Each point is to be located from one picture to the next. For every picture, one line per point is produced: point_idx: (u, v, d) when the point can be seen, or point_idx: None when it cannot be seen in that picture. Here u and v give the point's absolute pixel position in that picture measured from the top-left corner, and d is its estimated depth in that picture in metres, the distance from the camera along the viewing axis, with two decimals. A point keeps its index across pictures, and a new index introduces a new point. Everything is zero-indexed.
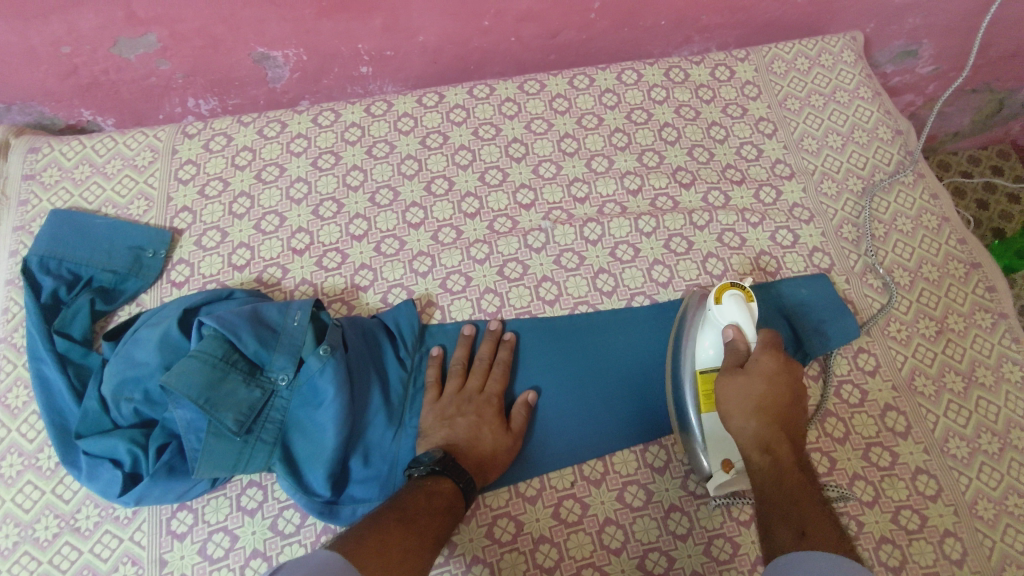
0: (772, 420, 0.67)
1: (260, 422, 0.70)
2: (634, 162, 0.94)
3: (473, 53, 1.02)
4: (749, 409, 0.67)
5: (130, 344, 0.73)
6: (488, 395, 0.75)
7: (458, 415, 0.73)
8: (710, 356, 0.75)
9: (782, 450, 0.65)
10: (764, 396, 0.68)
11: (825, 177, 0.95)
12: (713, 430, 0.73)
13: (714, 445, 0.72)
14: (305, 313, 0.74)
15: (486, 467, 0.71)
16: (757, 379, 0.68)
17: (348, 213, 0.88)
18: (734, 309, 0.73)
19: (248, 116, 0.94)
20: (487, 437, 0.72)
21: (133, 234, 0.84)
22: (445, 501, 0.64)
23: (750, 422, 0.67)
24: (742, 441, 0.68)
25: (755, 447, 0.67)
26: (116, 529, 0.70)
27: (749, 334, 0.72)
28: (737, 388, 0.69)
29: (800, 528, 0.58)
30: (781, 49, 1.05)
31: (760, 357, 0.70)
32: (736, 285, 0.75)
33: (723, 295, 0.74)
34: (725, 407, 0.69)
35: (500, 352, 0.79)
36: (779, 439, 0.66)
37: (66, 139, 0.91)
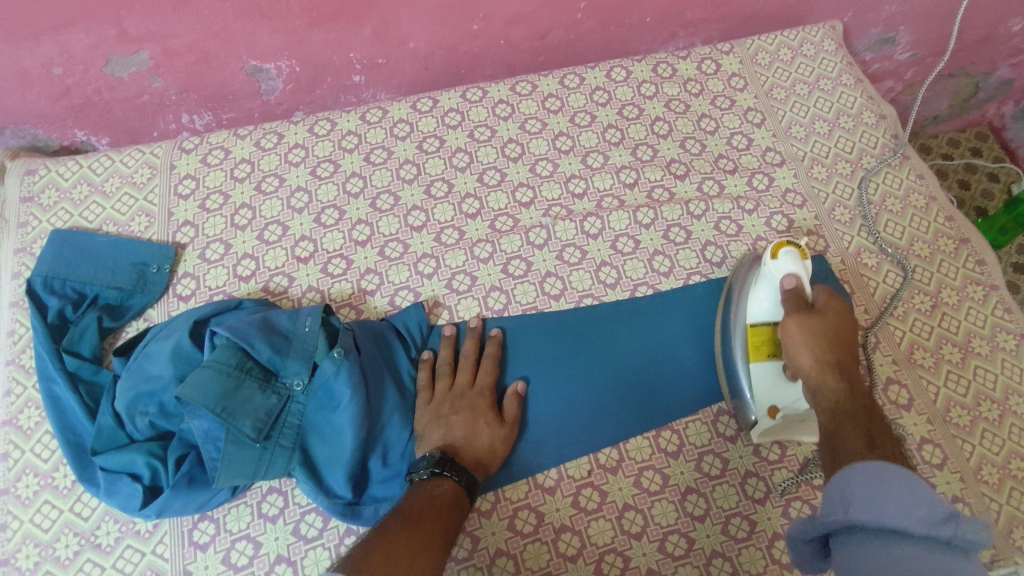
0: (843, 356, 0.72)
1: (278, 428, 0.70)
2: (628, 157, 0.96)
3: (464, 57, 1.04)
4: (820, 340, 0.73)
5: (142, 358, 0.73)
6: (480, 390, 0.76)
7: (453, 413, 0.74)
8: (762, 308, 0.79)
9: (853, 375, 0.70)
10: (833, 334, 0.74)
11: (815, 162, 0.97)
12: (760, 376, 0.77)
13: (761, 392, 0.76)
14: (315, 318, 0.74)
15: (485, 462, 0.72)
16: (828, 320, 0.75)
17: (351, 219, 0.89)
18: (789, 262, 0.78)
19: (244, 129, 0.95)
20: (484, 432, 0.73)
21: (137, 250, 0.84)
22: (448, 501, 0.65)
23: (823, 351, 0.72)
24: (812, 368, 0.71)
25: (828, 371, 0.70)
26: (138, 543, 0.71)
27: (806, 285, 0.77)
28: (811, 324, 0.74)
29: (870, 428, 0.62)
30: (763, 41, 1.07)
31: (828, 304, 0.76)
32: (791, 243, 0.79)
33: (780, 250, 0.78)
34: (793, 343, 0.73)
35: (489, 347, 0.80)
36: (846, 367, 0.71)
37: (63, 160, 0.91)
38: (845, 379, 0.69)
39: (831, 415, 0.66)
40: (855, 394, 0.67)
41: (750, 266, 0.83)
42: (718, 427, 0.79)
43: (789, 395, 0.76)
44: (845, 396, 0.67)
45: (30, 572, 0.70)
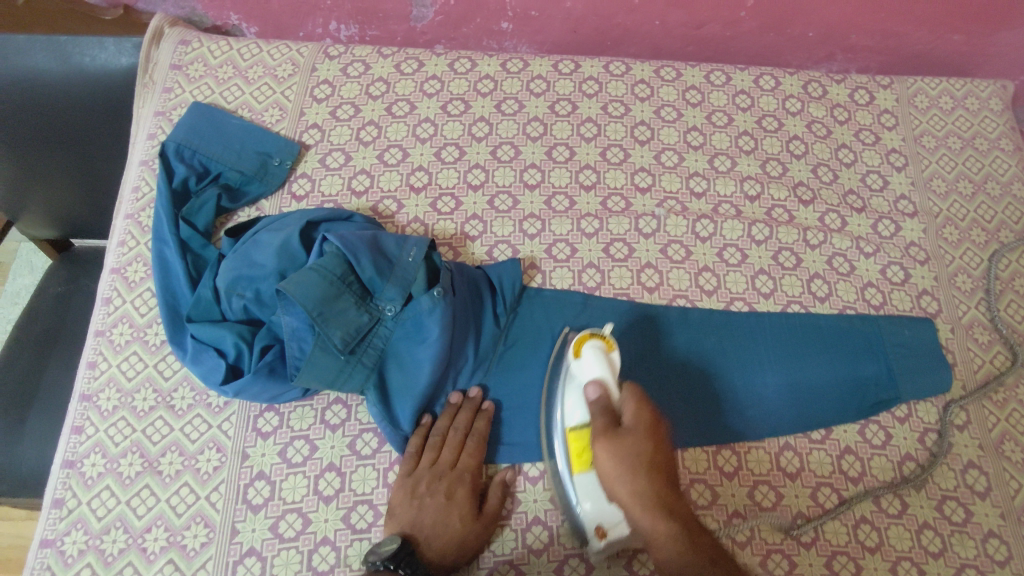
0: (665, 479, 0.60)
1: (363, 345, 0.72)
2: (757, 169, 0.93)
3: (615, 29, 1.02)
4: (637, 471, 0.60)
5: (250, 245, 0.76)
6: (460, 474, 0.71)
7: (427, 497, 0.69)
8: (577, 416, 0.69)
9: (681, 511, 0.59)
10: (649, 456, 0.61)
11: (948, 222, 0.92)
12: (586, 490, 0.67)
13: (592, 510, 0.67)
14: (420, 251, 0.75)
15: (452, 556, 0.67)
16: (637, 437, 0.62)
17: (469, 161, 0.89)
18: (594, 362, 0.69)
19: (388, 49, 0.95)
20: (455, 524, 0.68)
21: (264, 141, 0.86)
22: None
23: (644, 485, 0.59)
24: (637, 511, 0.59)
25: (658, 512, 0.58)
26: (207, 415, 0.75)
27: (613, 392, 0.68)
28: (624, 450, 0.61)
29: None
30: (926, 83, 1.01)
31: (637, 414, 0.64)
32: (596, 335, 0.71)
33: (583, 347, 0.70)
34: (609, 472, 0.61)
35: (477, 422, 0.74)
36: (671, 500, 0.59)
37: (215, 38, 0.94)
38: (677, 519, 0.58)
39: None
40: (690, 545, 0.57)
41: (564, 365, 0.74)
42: (780, 460, 0.77)
43: (614, 514, 0.66)
44: (685, 553, 0.56)
45: (109, 412, 0.75)
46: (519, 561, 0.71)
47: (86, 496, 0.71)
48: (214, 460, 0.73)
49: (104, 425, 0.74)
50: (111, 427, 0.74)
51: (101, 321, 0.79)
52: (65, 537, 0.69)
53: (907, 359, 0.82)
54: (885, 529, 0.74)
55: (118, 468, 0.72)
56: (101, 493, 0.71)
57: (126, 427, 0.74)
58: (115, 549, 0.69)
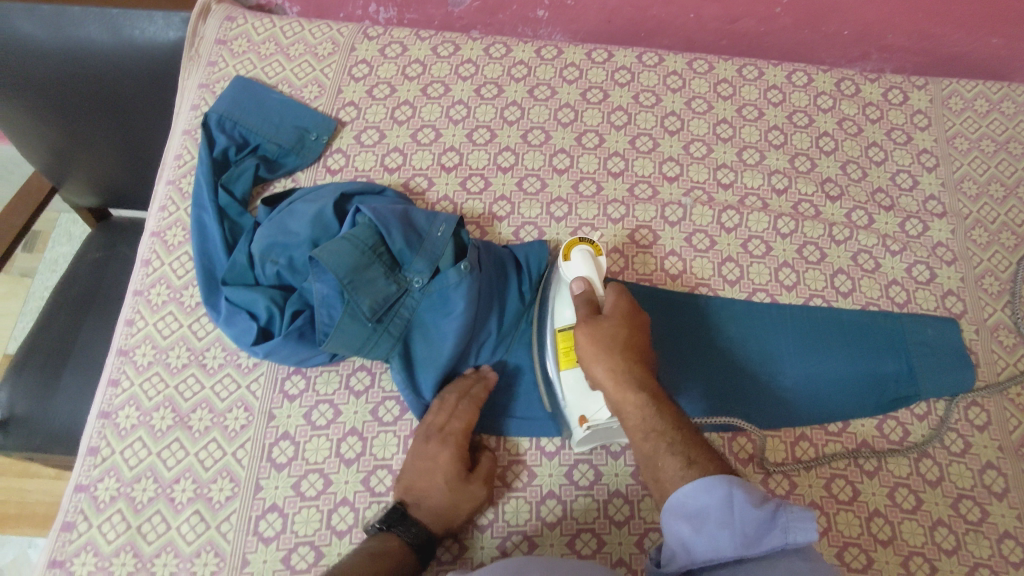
0: (636, 363, 0.66)
1: (390, 315, 0.74)
2: (785, 163, 0.93)
3: (649, 21, 1.03)
4: (611, 350, 0.66)
5: (285, 214, 0.78)
6: (447, 436, 0.72)
7: (419, 459, 0.71)
8: (565, 315, 0.72)
9: (652, 388, 0.65)
10: (624, 340, 0.67)
11: (978, 224, 0.91)
12: (569, 385, 0.71)
13: (574, 401, 0.71)
14: (449, 227, 0.77)
15: (443, 517, 0.69)
16: (615, 321, 0.68)
17: (500, 144, 0.91)
18: (580, 262, 0.72)
19: (426, 32, 0.98)
20: (441, 485, 0.69)
21: (303, 115, 0.89)
22: (387, 560, 0.64)
23: (617, 363, 0.65)
24: (612, 385, 0.65)
25: (628, 386, 0.64)
26: (237, 375, 0.77)
27: (597, 288, 0.71)
28: (601, 332, 0.66)
29: (686, 458, 0.60)
30: (962, 85, 1.00)
31: (615, 303, 0.69)
32: (584, 240, 0.74)
33: (572, 249, 0.73)
34: (588, 353, 0.66)
35: (474, 387, 0.75)
36: (642, 379, 0.65)
37: (260, 16, 0.97)
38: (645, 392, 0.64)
39: (642, 438, 0.62)
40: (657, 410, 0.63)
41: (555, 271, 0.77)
42: (796, 450, 0.78)
43: (595, 403, 0.70)
44: (653, 421, 0.62)
45: (144, 367, 0.78)
46: (531, 533, 0.72)
47: (120, 446, 0.74)
48: (242, 418, 0.75)
49: (139, 380, 0.77)
50: (146, 381, 0.77)
51: (140, 281, 0.82)
52: (98, 484, 0.72)
53: (930, 357, 0.82)
54: (898, 523, 0.74)
55: (150, 421, 0.75)
56: (133, 444, 0.74)
57: (159, 383, 0.77)
58: (145, 498, 0.72)
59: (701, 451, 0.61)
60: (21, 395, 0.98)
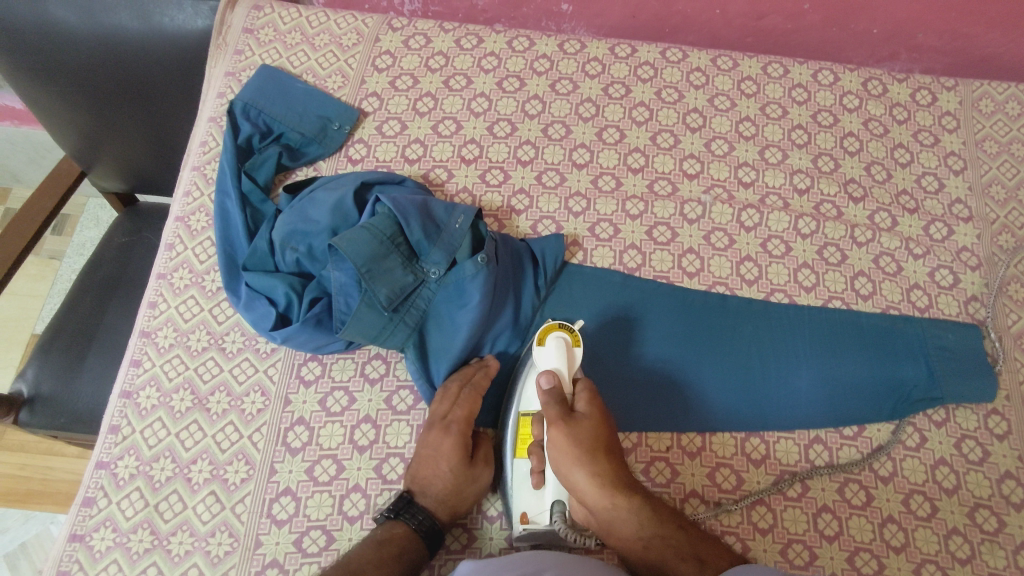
0: (617, 463, 0.66)
1: (407, 305, 0.74)
2: (808, 163, 0.92)
3: (674, 16, 1.02)
4: (590, 457, 0.65)
5: (306, 202, 0.79)
6: (450, 424, 0.72)
7: (424, 449, 0.71)
8: (532, 401, 0.72)
9: (635, 490, 0.66)
10: (599, 440, 0.66)
11: (1005, 229, 0.89)
12: (518, 478, 0.71)
13: (521, 496, 0.70)
14: (467, 219, 0.77)
15: (451, 504, 0.69)
16: (593, 424, 0.67)
17: (520, 137, 0.91)
18: (555, 353, 0.71)
19: (450, 24, 0.98)
20: (445, 472, 0.70)
21: (326, 105, 0.89)
22: (396, 548, 0.65)
23: (601, 468, 0.65)
24: (597, 494, 0.65)
25: (616, 493, 0.65)
26: (255, 359, 0.79)
27: (567, 384, 0.70)
28: (579, 436, 0.65)
29: (697, 557, 0.64)
30: (993, 87, 0.98)
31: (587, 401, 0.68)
32: (560, 328, 0.72)
33: (547, 337, 0.72)
34: (567, 457, 0.65)
35: (476, 374, 0.74)
36: (624, 480, 0.66)
37: (287, 6, 0.98)
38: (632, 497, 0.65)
39: (644, 544, 0.65)
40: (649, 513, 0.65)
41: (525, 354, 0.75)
42: (809, 453, 0.77)
43: (539, 503, 0.69)
44: (647, 527, 0.65)
45: (165, 349, 0.79)
46: None
47: (140, 425, 0.76)
48: (258, 402, 0.76)
49: (160, 361, 0.79)
50: (167, 363, 0.79)
51: (164, 264, 0.84)
52: (119, 462, 0.74)
53: (952, 363, 0.81)
54: (912, 531, 0.73)
55: (170, 402, 0.77)
56: (153, 424, 0.76)
57: (180, 365, 0.78)
58: (163, 477, 0.73)
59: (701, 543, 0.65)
60: (46, 375, 1.00)
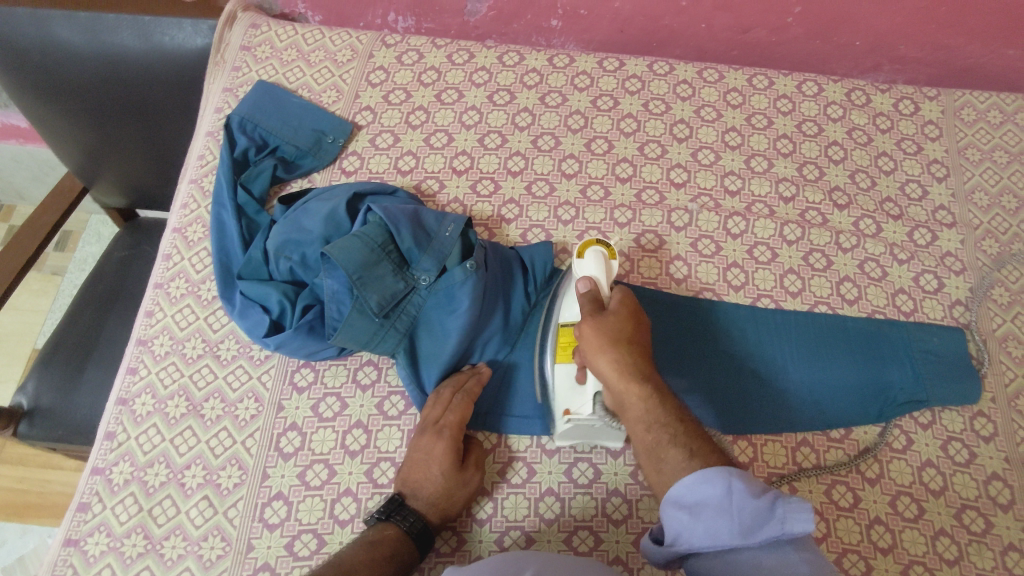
0: (642, 359, 0.68)
1: (397, 311, 0.76)
2: (793, 171, 0.94)
3: (661, 31, 1.05)
4: (613, 344, 0.67)
5: (300, 213, 0.81)
6: (442, 429, 0.72)
7: (416, 453, 0.72)
8: (570, 312, 0.75)
9: (651, 380, 0.66)
10: (626, 335, 0.69)
11: (988, 235, 0.91)
12: (561, 378, 0.74)
13: (565, 394, 0.73)
14: (457, 227, 0.79)
15: (442, 508, 0.70)
16: (621, 322, 0.69)
17: (510, 149, 0.93)
18: (593, 263, 0.74)
19: (442, 40, 1.00)
20: (436, 476, 0.70)
21: (321, 118, 0.92)
22: (387, 550, 0.66)
23: (624, 356, 0.67)
24: (613, 376, 0.66)
25: (628, 380, 0.65)
26: (249, 366, 0.80)
27: (604, 289, 0.74)
28: (605, 326, 0.69)
29: (688, 451, 0.60)
30: (974, 97, 1.00)
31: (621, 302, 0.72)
32: (601, 242, 0.76)
33: (586, 249, 0.75)
34: (591, 345, 0.68)
35: (469, 383, 0.76)
36: (646, 372, 0.66)
37: (283, 24, 1.01)
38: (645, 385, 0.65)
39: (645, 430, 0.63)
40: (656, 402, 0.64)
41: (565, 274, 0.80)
42: (796, 456, 0.78)
43: (581, 399, 0.72)
44: (653, 414, 0.63)
45: (161, 357, 0.81)
46: (529, 529, 0.73)
47: (135, 431, 0.77)
48: (252, 409, 0.78)
49: (155, 369, 0.80)
50: (162, 370, 0.80)
51: (161, 274, 0.86)
52: (113, 467, 0.75)
53: (937, 366, 0.81)
54: (899, 532, 0.74)
55: (165, 409, 0.78)
56: (148, 430, 0.77)
57: (175, 372, 0.80)
58: (157, 482, 0.74)
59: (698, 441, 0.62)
60: (45, 387, 1.02)
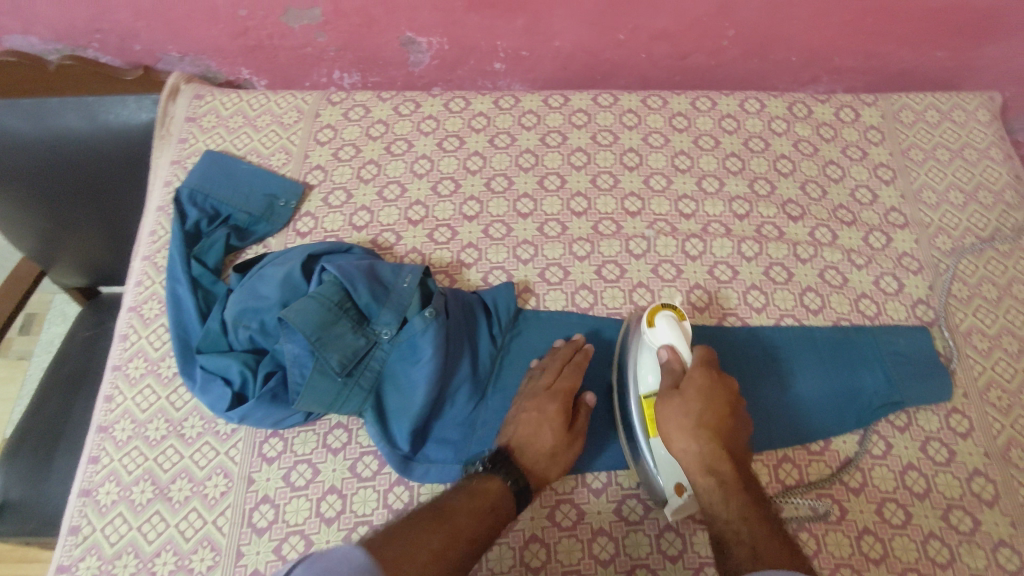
0: (717, 443, 0.68)
1: (360, 368, 0.74)
2: (745, 188, 0.95)
3: (603, 64, 1.06)
4: (686, 429, 0.69)
5: (256, 278, 0.80)
6: (552, 394, 0.75)
7: (521, 416, 0.75)
8: (649, 381, 0.74)
9: (724, 470, 0.67)
10: (699, 416, 0.69)
11: (941, 231, 0.92)
12: (660, 454, 0.72)
13: (664, 467, 0.72)
14: (415, 277, 0.78)
15: (540, 469, 0.72)
16: (693, 399, 0.69)
17: (464, 194, 0.93)
18: (667, 330, 0.74)
19: (387, 93, 1.01)
20: (546, 437, 0.73)
21: (271, 183, 0.91)
22: (488, 502, 0.67)
23: (693, 443, 0.68)
24: (685, 462, 0.69)
25: (697, 470, 0.68)
26: (215, 442, 0.78)
27: (684, 356, 0.73)
28: (675, 411, 0.69)
29: (755, 549, 0.62)
30: (911, 99, 1.03)
31: (694, 375, 0.71)
32: (668, 306, 0.76)
33: (656, 317, 0.75)
34: (665, 432, 0.70)
35: (575, 355, 0.78)
36: (717, 459, 0.68)
37: (227, 91, 1.01)
38: (714, 476, 0.67)
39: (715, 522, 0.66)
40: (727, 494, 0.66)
41: (632, 332, 0.79)
42: (779, 473, 0.77)
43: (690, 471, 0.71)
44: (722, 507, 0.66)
45: (123, 443, 0.78)
46: None
47: (101, 523, 0.74)
48: (221, 485, 0.75)
49: (118, 455, 0.78)
50: (125, 456, 0.78)
51: (118, 356, 0.84)
52: (80, 563, 0.72)
53: (907, 367, 0.82)
54: (889, 540, 0.73)
55: (130, 496, 0.75)
56: (115, 520, 0.74)
57: (139, 456, 0.77)
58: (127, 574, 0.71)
59: (764, 532, 0.63)
60: (12, 481, 0.98)
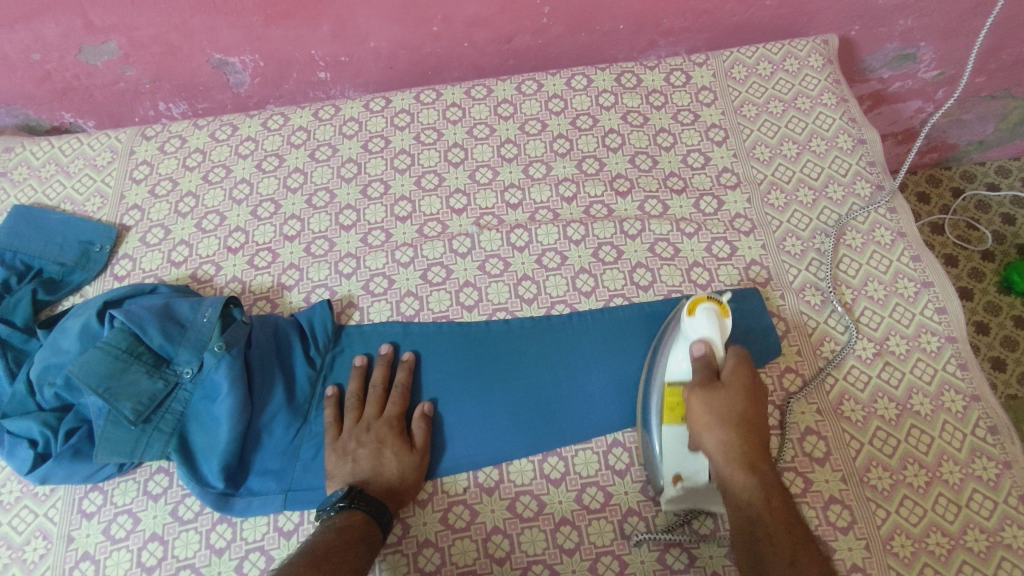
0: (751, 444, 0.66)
1: (160, 412, 0.72)
2: (572, 169, 0.92)
3: (428, 59, 1.03)
4: (726, 422, 0.66)
5: (57, 333, 0.77)
6: (386, 418, 0.74)
7: (359, 447, 0.72)
8: (679, 369, 0.70)
9: (764, 471, 0.65)
10: (739, 412, 0.67)
11: (774, 186, 0.90)
12: (671, 443, 0.70)
13: (672, 458, 0.70)
14: (215, 310, 0.76)
15: (396, 492, 0.71)
16: (737, 396, 0.68)
17: (284, 213, 0.90)
18: (705, 322, 0.69)
19: (204, 120, 0.99)
20: (390, 462, 0.71)
21: (84, 229, 0.89)
22: (356, 533, 0.65)
23: (733, 438, 0.66)
24: (723, 460, 0.66)
25: (739, 466, 0.65)
26: (33, 504, 0.75)
27: (719, 349, 0.69)
28: (717, 401, 0.67)
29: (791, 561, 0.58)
30: (742, 53, 1.00)
31: (735, 371, 0.69)
32: (712, 297, 0.71)
33: (697, 306, 0.69)
34: (700, 421, 0.67)
35: (398, 375, 0.78)
36: (753, 462, 0.65)
37: (38, 140, 0.98)
38: (755, 476, 0.64)
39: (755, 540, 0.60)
40: (766, 500, 0.62)
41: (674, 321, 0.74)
42: (608, 459, 0.75)
43: (696, 463, 0.70)
44: (757, 506, 0.62)
45: None
46: None
47: None
48: (40, 548, 0.73)
49: None
50: None
51: None
52: None
53: (735, 331, 0.79)
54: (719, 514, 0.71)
55: None
56: None
57: None
58: None
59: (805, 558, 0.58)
60: None
